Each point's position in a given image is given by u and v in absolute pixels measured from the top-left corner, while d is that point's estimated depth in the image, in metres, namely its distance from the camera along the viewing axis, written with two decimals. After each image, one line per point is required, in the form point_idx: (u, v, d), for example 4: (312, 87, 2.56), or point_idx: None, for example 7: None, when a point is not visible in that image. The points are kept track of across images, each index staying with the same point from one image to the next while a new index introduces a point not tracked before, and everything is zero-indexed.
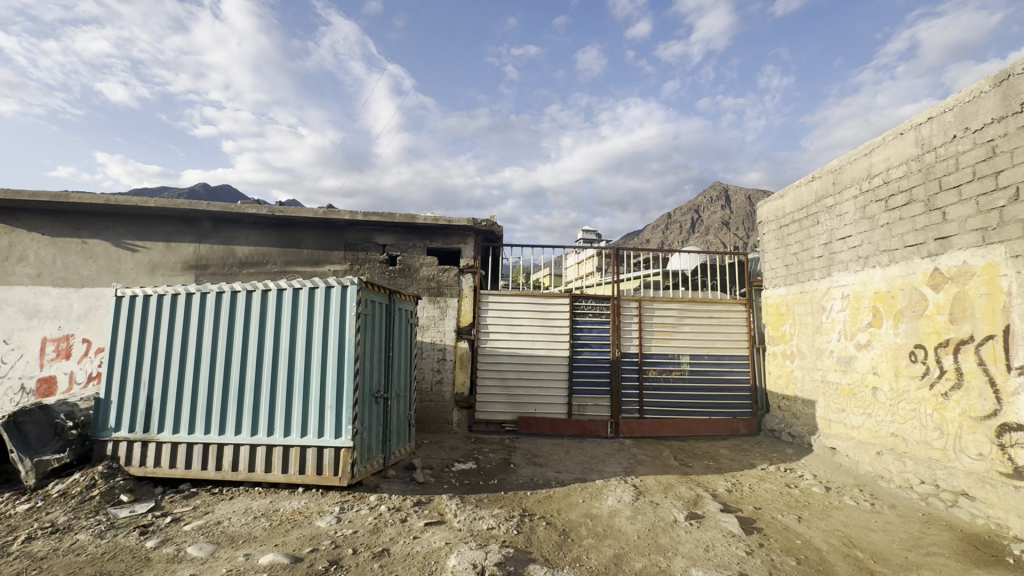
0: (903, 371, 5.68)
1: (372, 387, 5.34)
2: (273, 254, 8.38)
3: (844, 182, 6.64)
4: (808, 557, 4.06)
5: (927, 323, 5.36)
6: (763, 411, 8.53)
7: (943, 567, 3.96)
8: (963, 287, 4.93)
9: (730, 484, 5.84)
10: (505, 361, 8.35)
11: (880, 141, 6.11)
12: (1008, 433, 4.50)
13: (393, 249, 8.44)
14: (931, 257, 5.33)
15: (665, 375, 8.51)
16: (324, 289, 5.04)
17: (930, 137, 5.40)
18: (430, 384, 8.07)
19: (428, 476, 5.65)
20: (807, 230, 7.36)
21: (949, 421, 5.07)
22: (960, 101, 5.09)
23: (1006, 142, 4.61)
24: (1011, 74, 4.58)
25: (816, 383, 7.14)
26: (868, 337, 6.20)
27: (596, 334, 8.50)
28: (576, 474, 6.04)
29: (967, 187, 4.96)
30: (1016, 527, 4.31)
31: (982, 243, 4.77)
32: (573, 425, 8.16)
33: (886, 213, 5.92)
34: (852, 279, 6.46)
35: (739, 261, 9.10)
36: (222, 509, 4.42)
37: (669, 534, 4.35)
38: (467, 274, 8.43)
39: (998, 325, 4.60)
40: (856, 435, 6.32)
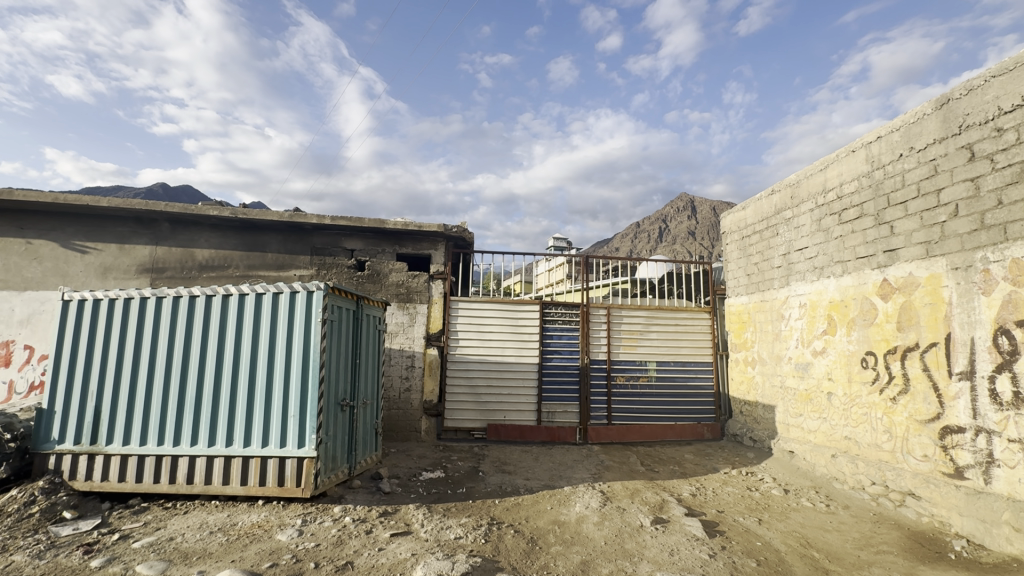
0: (855, 377, 5.94)
1: (337, 395, 5.22)
2: (235, 258, 8.11)
3: (801, 196, 6.94)
4: (767, 558, 4.18)
5: (876, 331, 5.64)
6: (726, 416, 8.77)
7: (892, 564, 4.13)
8: (909, 297, 5.22)
9: (694, 488, 5.95)
10: (475, 368, 8.30)
11: (834, 158, 6.42)
12: (950, 435, 4.76)
13: (362, 254, 8.30)
14: (880, 268, 5.62)
15: (633, 381, 8.65)
16: (288, 295, 4.90)
17: (879, 155, 5.72)
18: (398, 392, 7.95)
19: (395, 486, 5.55)
20: (766, 241, 7.66)
21: (897, 425, 5.33)
22: (905, 122, 5.41)
23: (946, 162, 4.92)
24: (950, 98, 4.91)
25: (776, 389, 7.39)
26: (823, 344, 6.48)
27: (566, 341, 8.56)
28: (545, 481, 6.04)
29: (912, 202, 5.26)
30: (958, 525, 4.56)
31: (926, 255, 5.07)
32: (542, 432, 8.19)
33: (840, 226, 6.22)
34: (808, 289, 6.75)
35: (703, 270, 9.38)
36: (175, 525, 4.22)
37: (635, 539, 4.40)
38: (437, 281, 8.37)
39: (940, 333, 4.88)
40: (812, 439, 6.57)
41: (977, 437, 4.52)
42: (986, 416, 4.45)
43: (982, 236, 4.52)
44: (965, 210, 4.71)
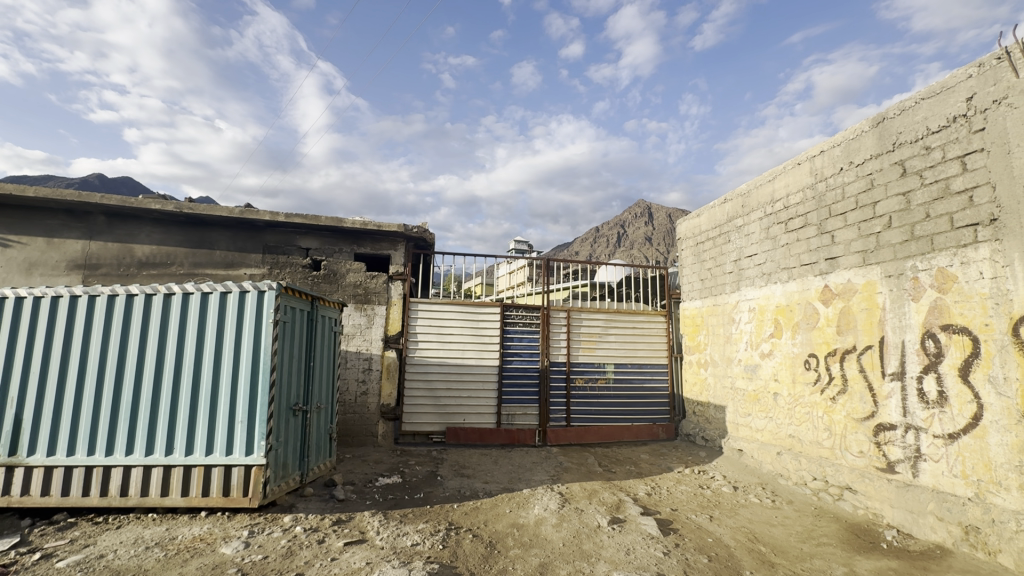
0: (799, 378, 6.25)
1: (289, 399, 5.01)
2: (179, 255, 7.66)
3: (751, 205, 7.26)
4: (718, 554, 4.32)
5: (818, 334, 5.96)
6: (680, 417, 9.04)
7: (832, 555, 4.37)
8: (848, 303, 5.55)
9: (649, 488, 6.08)
10: (434, 371, 8.18)
11: (780, 170, 6.76)
12: (883, 432, 5.08)
13: (317, 253, 8.03)
14: (821, 275, 5.95)
15: (591, 383, 8.77)
16: (237, 295, 4.66)
17: (821, 168, 6.06)
18: (354, 396, 7.73)
19: (349, 493, 5.37)
20: (719, 247, 7.97)
21: (836, 423, 5.64)
22: (845, 138, 5.75)
23: (881, 176, 5.27)
24: (885, 117, 5.26)
25: (727, 390, 7.68)
26: (770, 347, 6.79)
27: (526, 344, 8.58)
28: (504, 484, 6.02)
29: (851, 214, 5.60)
30: (889, 516, 4.88)
31: (863, 263, 5.40)
32: (501, 435, 8.17)
33: (786, 235, 6.55)
34: (757, 294, 7.06)
35: (659, 275, 9.65)
36: (105, 541, 3.90)
37: (593, 540, 4.45)
38: (397, 282, 8.20)
39: (875, 336, 5.21)
40: (759, 437, 6.87)
41: (906, 433, 4.84)
42: (914, 414, 4.77)
43: (912, 246, 4.87)
44: (897, 222, 5.05)
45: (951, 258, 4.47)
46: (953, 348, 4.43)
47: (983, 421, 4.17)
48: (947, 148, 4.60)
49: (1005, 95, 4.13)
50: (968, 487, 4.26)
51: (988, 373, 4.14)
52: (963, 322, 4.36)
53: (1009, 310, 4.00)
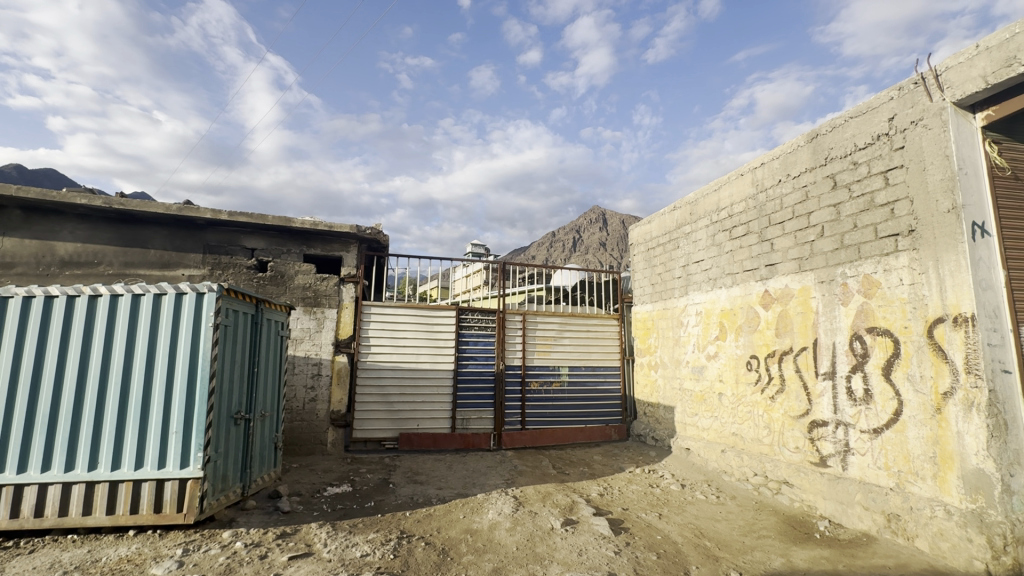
0: (742, 378, 6.56)
1: (230, 407, 4.74)
2: (108, 254, 7.12)
3: (699, 213, 7.57)
4: (666, 551, 4.45)
5: (759, 337, 6.28)
6: (631, 417, 9.28)
7: (771, 547, 4.59)
8: (786, 307, 5.89)
9: (602, 488, 6.19)
10: (387, 376, 7.99)
11: (725, 180, 7.09)
12: (816, 428, 5.40)
13: (264, 253, 7.68)
14: (762, 280, 6.28)
15: (546, 386, 8.85)
16: (173, 296, 4.38)
17: (762, 180, 6.41)
18: (302, 402, 7.43)
19: (295, 504, 5.14)
20: (668, 253, 8.26)
21: (775, 420, 5.95)
22: (783, 152, 6.12)
23: (815, 188, 5.62)
24: (818, 133, 5.64)
25: (675, 391, 7.94)
26: (715, 349, 7.08)
27: (481, 347, 8.55)
28: (458, 490, 5.94)
29: (788, 223, 5.94)
30: (821, 507, 5.19)
31: (799, 270, 5.75)
32: (456, 439, 8.08)
33: (730, 242, 6.87)
34: (704, 298, 7.36)
35: (612, 279, 9.88)
36: (16, 567, 3.54)
37: (546, 542, 4.47)
38: (349, 284, 7.96)
39: (809, 338, 5.55)
40: (705, 436, 7.16)
41: (837, 429, 5.17)
42: (844, 410, 5.10)
43: (841, 254, 5.22)
44: (828, 231, 5.41)
45: (876, 265, 4.83)
46: (877, 349, 4.78)
47: (902, 416, 4.52)
48: (872, 163, 4.97)
49: (921, 116, 4.51)
50: (890, 478, 4.60)
51: (907, 371, 4.49)
52: (886, 324, 4.71)
53: (925, 313, 4.36)
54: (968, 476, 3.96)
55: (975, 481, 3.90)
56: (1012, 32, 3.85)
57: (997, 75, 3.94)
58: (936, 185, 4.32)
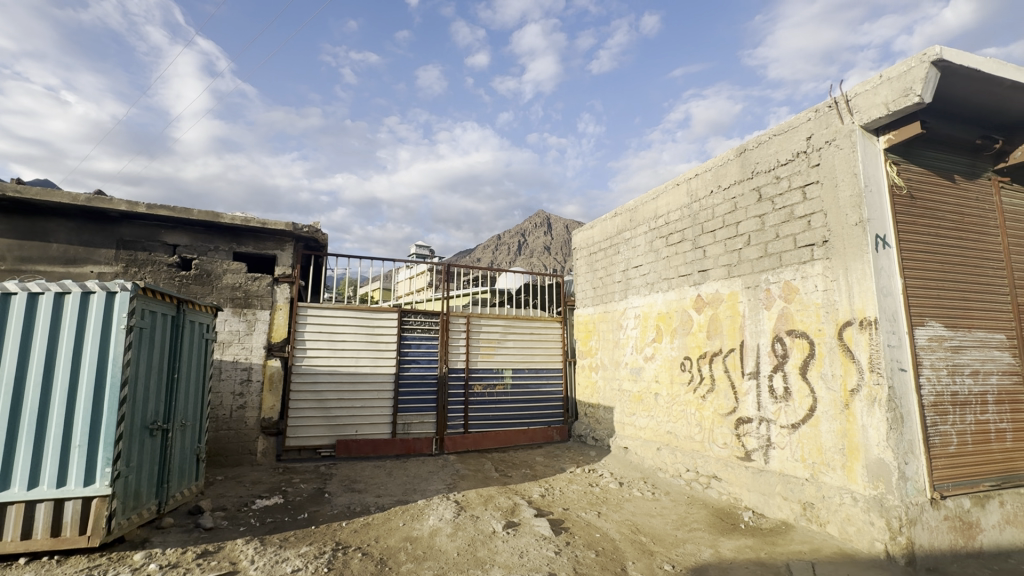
0: (676, 378, 6.86)
1: (145, 417, 4.34)
2: (1, 247, 6.36)
3: (638, 220, 7.87)
4: (604, 548, 4.56)
5: (692, 339, 6.60)
6: (572, 418, 9.48)
7: (701, 538, 4.83)
8: (716, 310, 6.24)
9: (543, 489, 6.26)
10: (324, 381, 7.65)
11: (662, 189, 7.42)
12: (742, 425, 5.74)
13: (188, 250, 7.14)
14: (695, 285, 6.62)
15: (489, 389, 8.83)
16: (78, 295, 3.95)
17: (695, 190, 6.75)
18: (229, 410, 6.96)
19: (219, 520, 4.79)
20: (609, 257, 8.53)
21: (706, 418, 6.27)
22: (715, 165, 6.48)
23: (743, 200, 5.99)
24: (746, 148, 6.02)
25: (615, 392, 8.18)
26: (652, 351, 7.37)
27: (424, 350, 8.40)
28: (398, 496, 5.79)
29: (719, 231, 6.30)
30: (746, 499, 5.53)
31: (728, 276, 6.11)
32: (396, 445, 7.87)
33: (667, 248, 7.18)
34: (642, 301, 7.64)
35: (556, 282, 10.05)
36: None
37: (487, 546, 4.44)
38: (283, 284, 7.55)
39: (737, 340, 5.90)
40: (642, 435, 7.43)
41: (760, 425, 5.52)
42: (766, 408, 5.46)
43: (765, 262, 5.60)
44: (754, 240, 5.79)
45: (794, 272, 5.23)
46: (795, 350, 5.17)
47: (816, 412, 4.90)
48: (792, 178, 5.37)
49: (834, 137, 4.93)
50: (806, 469, 4.97)
51: (821, 370, 4.88)
52: (803, 327, 5.10)
53: (836, 316, 4.76)
54: (871, 465, 4.35)
55: (876, 469, 4.30)
56: (909, 65, 4.30)
57: (897, 103, 4.39)
58: (846, 200, 4.74)
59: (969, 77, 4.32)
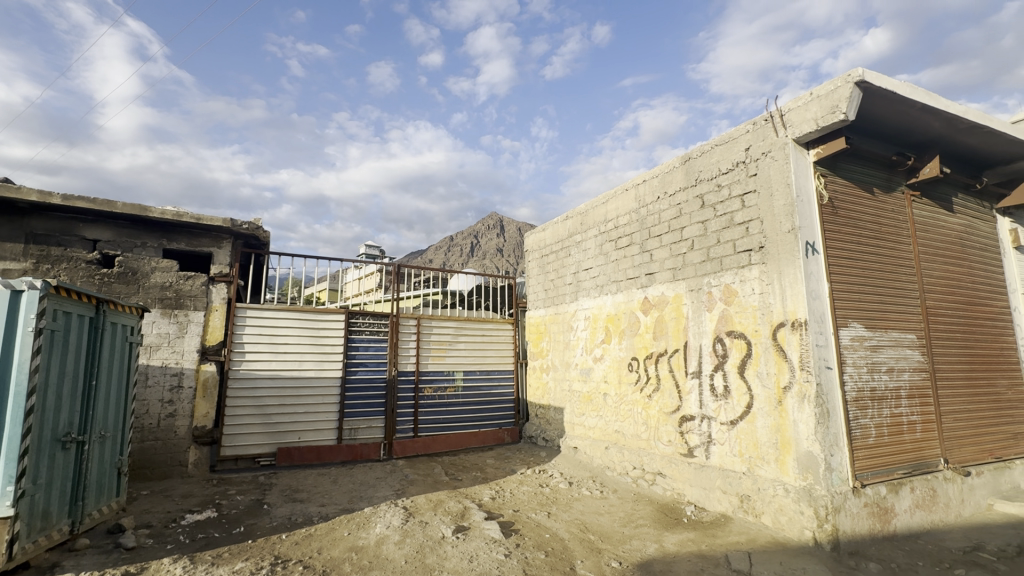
0: (624, 379, 7.04)
1: (56, 429, 3.94)
2: None
3: (588, 223, 8.02)
4: (554, 548, 4.59)
5: (639, 340, 6.79)
6: (523, 420, 9.51)
7: (647, 534, 4.97)
8: (662, 312, 6.45)
9: (493, 492, 6.22)
10: (264, 386, 7.26)
11: (611, 194, 7.60)
12: (685, 422, 5.96)
13: (110, 246, 6.60)
14: (642, 288, 6.82)
15: (440, 392, 8.71)
16: None
17: (643, 196, 6.96)
18: (157, 419, 6.46)
19: (143, 538, 4.42)
20: (561, 260, 8.65)
21: (651, 417, 6.47)
22: (661, 172, 6.71)
23: (688, 206, 6.22)
24: (690, 157, 6.28)
25: (565, 392, 8.29)
26: (601, 352, 7.53)
27: (373, 353, 8.16)
28: (343, 505, 5.58)
29: (665, 236, 6.52)
30: (688, 494, 5.74)
31: (673, 279, 6.34)
32: (342, 451, 7.59)
33: (616, 251, 7.36)
34: (592, 303, 7.79)
35: (508, 284, 10.06)
36: None
37: (436, 552, 4.36)
38: (219, 284, 7.11)
39: (681, 341, 6.13)
40: (591, 434, 7.57)
41: (702, 422, 5.75)
42: (707, 406, 5.70)
43: (707, 266, 5.85)
44: (697, 245, 6.03)
45: (734, 276, 5.49)
46: (734, 350, 5.43)
47: (753, 409, 5.16)
48: (732, 187, 5.64)
49: (770, 149, 5.22)
50: (743, 463, 5.22)
51: (757, 369, 5.15)
52: (741, 328, 5.37)
53: (771, 318, 5.04)
54: (801, 458, 4.63)
55: (806, 461, 4.58)
56: (836, 84, 4.63)
57: (825, 119, 4.72)
58: (781, 209, 5.03)
59: (887, 98, 4.72)
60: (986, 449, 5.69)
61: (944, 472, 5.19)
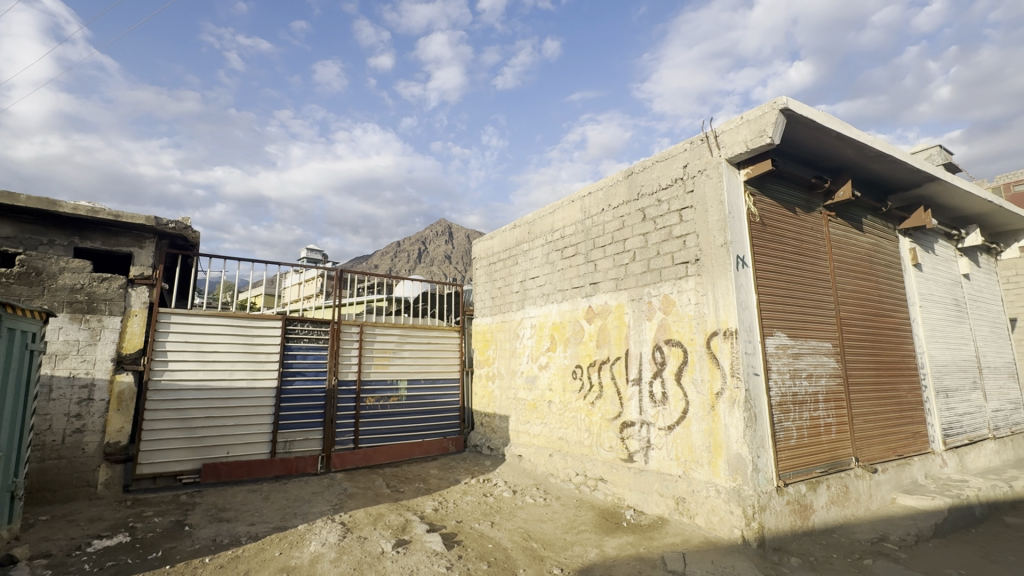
0: (568, 386, 7.15)
1: None
2: None
3: (535, 233, 8.13)
4: (496, 558, 4.56)
5: (583, 348, 6.94)
6: (468, 428, 9.43)
7: (589, 539, 5.05)
8: (605, 321, 6.63)
9: (436, 503, 6.10)
10: (189, 398, 6.75)
11: (558, 205, 7.76)
12: (626, 428, 6.14)
13: (10, 243, 5.95)
14: (587, 297, 6.98)
15: (383, 402, 8.47)
16: None
17: (588, 208, 7.16)
18: (61, 436, 5.84)
19: (39, 570, 3.96)
20: (508, 268, 8.71)
21: (594, 423, 6.61)
22: (605, 185, 6.94)
23: (631, 218, 6.44)
24: (633, 172, 6.53)
25: (510, 400, 8.31)
26: (546, 360, 7.62)
27: (311, 361, 7.81)
28: (274, 523, 5.26)
29: (608, 247, 6.72)
30: (628, 498, 5.90)
31: (616, 289, 6.54)
32: (276, 465, 7.20)
33: (562, 261, 7.50)
34: (538, 312, 7.88)
35: (455, 291, 9.98)
36: None
37: (375, 568, 4.21)
38: (140, 287, 6.57)
39: (623, 349, 6.32)
40: (536, 442, 7.63)
41: (642, 428, 5.94)
42: (647, 411, 5.90)
43: (648, 276, 6.09)
44: (638, 256, 6.26)
45: (673, 287, 5.74)
46: (672, 358, 5.66)
47: (688, 414, 5.40)
48: (670, 202, 5.91)
49: (705, 167, 5.53)
50: (679, 467, 5.43)
51: (692, 376, 5.39)
52: (679, 337, 5.61)
53: (705, 327, 5.30)
54: (731, 459, 4.88)
55: (736, 463, 4.83)
56: (763, 110, 4.99)
57: (754, 142, 5.06)
58: (714, 224, 5.32)
59: (807, 126, 5.13)
60: (890, 448, 6.27)
61: (855, 469, 5.65)
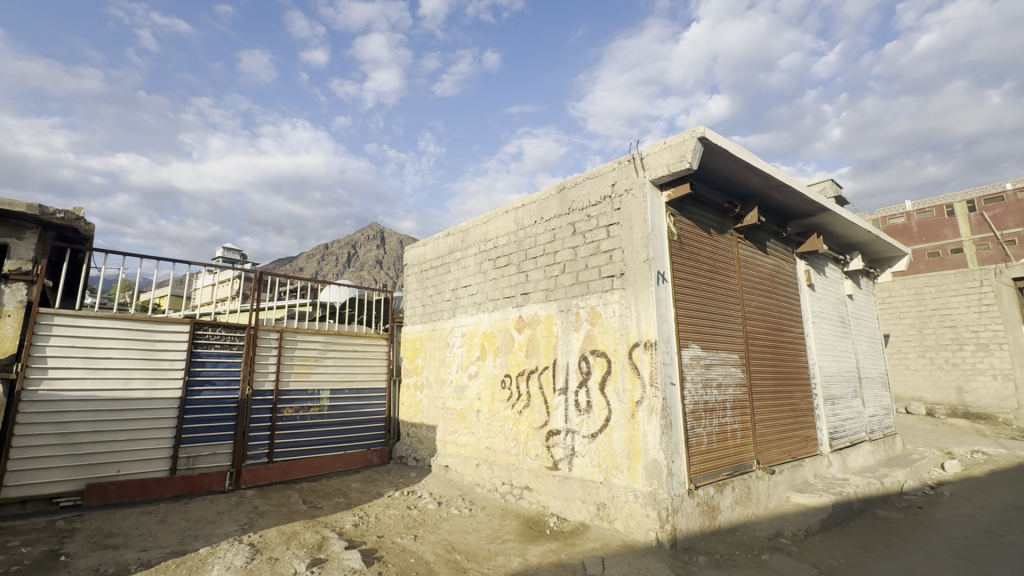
0: (497, 396, 7.18)
1: None
2: None
3: (469, 241, 8.14)
4: (418, 573, 4.46)
5: (512, 357, 7.01)
6: (393, 440, 9.16)
7: (513, 548, 5.07)
8: (534, 331, 6.75)
9: (357, 518, 5.86)
10: (72, 410, 5.98)
11: (492, 215, 7.83)
12: (552, 436, 6.26)
13: None
14: (517, 307, 7.07)
15: (302, 413, 8.01)
16: None
17: (521, 219, 7.29)
18: None
19: None
20: (440, 276, 8.63)
21: (521, 432, 6.68)
22: (538, 198, 7.11)
23: (563, 232, 6.63)
24: (564, 187, 6.74)
25: (438, 410, 8.19)
26: (476, 369, 7.60)
27: (222, 370, 7.24)
28: (171, 548, 4.79)
29: (540, 258, 6.87)
30: (552, 505, 6.01)
31: (545, 299, 6.69)
32: (176, 483, 6.56)
33: (494, 270, 7.56)
34: (469, 320, 7.87)
35: (385, 298, 9.71)
36: None
37: None
38: (17, 284, 5.80)
39: (551, 358, 6.46)
40: (462, 452, 7.57)
41: (567, 436, 6.09)
42: (572, 420, 6.06)
43: (576, 288, 6.28)
44: (568, 269, 6.46)
45: (599, 299, 5.97)
46: (596, 368, 5.87)
47: (610, 422, 5.61)
48: (599, 218, 6.16)
49: (631, 187, 5.84)
50: (601, 473, 5.62)
51: (615, 385, 5.62)
52: (603, 348, 5.83)
53: (628, 338, 5.56)
54: (649, 465, 5.13)
55: (652, 468, 5.09)
56: (683, 137, 5.37)
57: (675, 166, 5.43)
58: (638, 241, 5.62)
59: (721, 155, 5.58)
60: (786, 451, 6.88)
61: (756, 471, 6.15)
